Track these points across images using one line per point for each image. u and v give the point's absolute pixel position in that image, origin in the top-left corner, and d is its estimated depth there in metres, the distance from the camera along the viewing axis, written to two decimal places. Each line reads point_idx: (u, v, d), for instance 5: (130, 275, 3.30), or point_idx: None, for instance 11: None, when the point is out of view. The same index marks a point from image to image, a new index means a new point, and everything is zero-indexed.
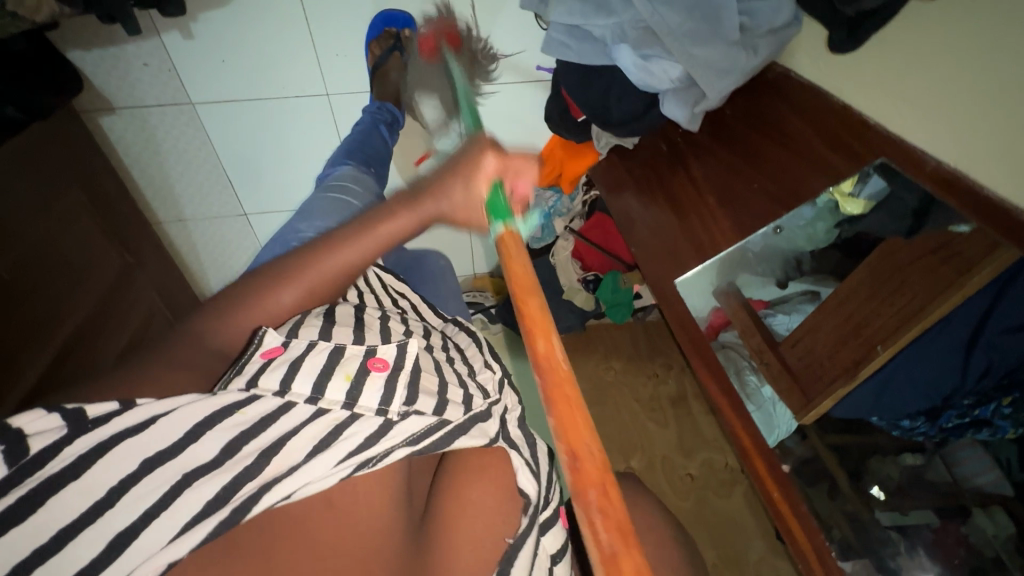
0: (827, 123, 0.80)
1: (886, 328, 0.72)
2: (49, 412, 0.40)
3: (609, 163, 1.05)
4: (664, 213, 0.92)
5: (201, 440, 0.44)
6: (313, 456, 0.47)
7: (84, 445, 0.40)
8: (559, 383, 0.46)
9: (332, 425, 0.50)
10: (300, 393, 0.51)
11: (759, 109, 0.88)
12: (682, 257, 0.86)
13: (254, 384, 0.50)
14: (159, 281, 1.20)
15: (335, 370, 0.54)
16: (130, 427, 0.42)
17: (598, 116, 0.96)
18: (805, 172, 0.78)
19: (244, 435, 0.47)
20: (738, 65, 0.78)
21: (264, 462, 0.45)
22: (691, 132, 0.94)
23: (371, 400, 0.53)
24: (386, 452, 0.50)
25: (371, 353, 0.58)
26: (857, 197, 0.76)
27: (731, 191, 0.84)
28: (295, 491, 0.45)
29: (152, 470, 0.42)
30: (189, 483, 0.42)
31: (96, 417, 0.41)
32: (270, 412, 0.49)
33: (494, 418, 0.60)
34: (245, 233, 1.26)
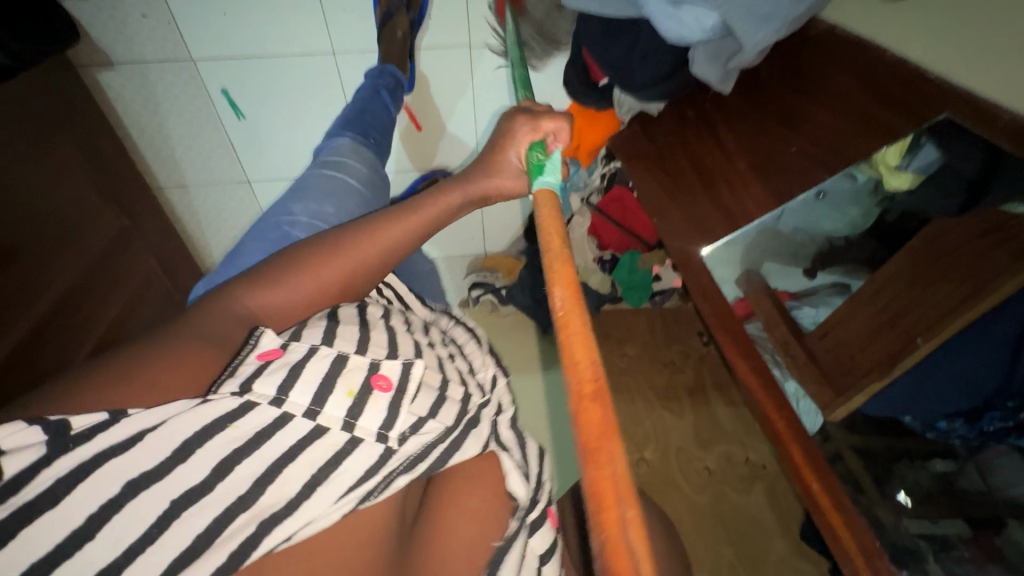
0: (880, 84, 0.72)
1: (928, 318, 0.63)
2: (27, 425, 0.34)
3: (631, 134, 0.98)
4: (689, 181, 0.83)
5: (193, 460, 0.39)
6: (311, 493, 0.43)
7: (64, 468, 0.35)
8: (573, 342, 0.38)
9: (332, 453, 0.45)
10: (299, 402, 0.44)
11: (798, 67, 0.81)
12: (709, 226, 0.78)
13: (247, 389, 0.43)
14: (158, 247, 1.16)
15: (336, 382, 0.47)
16: (116, 444, 0.37)
17: (620, 78, 0.90)
18: (853, 134, 0.70)
19: (235, 453, 0.41)
20: (780, 11, 0.71)
21: (260, 492, 0.42)
22: (721, 96, 0.87)
23: (373, 423, 0.48)
24: (388, 484, 0.49)
25: (374, 367, 0.50)
26: (904, 170, 0.70)
27: (766, 155, 0.76)
28: (297, 532, 0.43)
29: (139, 494, 0.37)
30: (176, 516, 0.38)
31: (81, 432, 0.35)
32: (263, 427, 0.43)
33: (486, 424, 0.58)
34: (249, 202, 1.22)
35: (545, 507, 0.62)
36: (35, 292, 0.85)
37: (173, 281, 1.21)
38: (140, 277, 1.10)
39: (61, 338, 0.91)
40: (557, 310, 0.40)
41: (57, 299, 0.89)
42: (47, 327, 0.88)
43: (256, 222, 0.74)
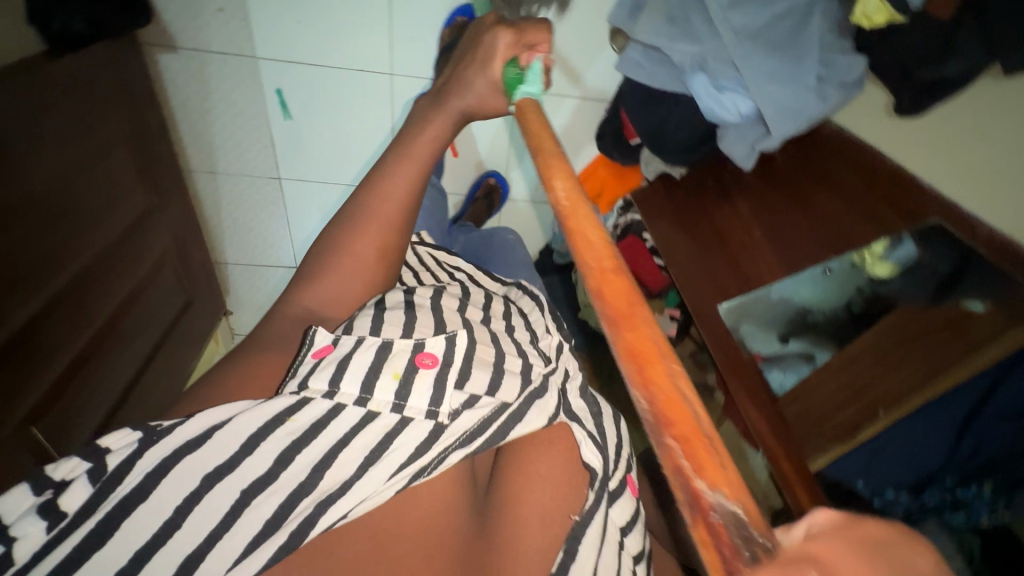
0: (878, 181, 0.84)
1: (888, 394, 0.75)
2: (130, 431, 0.46)
3: (653, 190, 1.08)
4: (708, 240, 0.92)
5: (256, 453, 0.47)
6: (364, 474, 0.49)
7: (150, 462, 0.45)
8: (591, 251, 0.47)
9: (383, 433, 0.52)
10: (350, 393, 0.52)
11: (810, 157, 0.92)
12: (726, 284, 0.85)
13: (304, 386, 0.51)
14: (177, 228, 1.15)
15: (383, 368, 0.54)
16: (189, 440, 0.46)
17: (652, 139, 1.00)
18: (855, 223, 0.81)
19: (296, 442, 0.49)
20: (810, 110, 0.80)
21: (317, 479, 0.48)
22: (739, 171, 0.97)
23: (421, 402, 0.54)
24: (443, 456, 0.52)
25: (421, 346, 0.57)
26: (886, 260, 0.78)
27: (781, 229, 0.86)
28: (351, 511, 0.48)
29: (211, 487, 0.45)
30: (247, 502, 0.46)
31: (163, 427, 0.46)
32: (321, 416, 0.50)
33: (552, 394, 0.61)
34: (275, 197, 1.24)
35: (622, 476, 0.66)
36: (58, 264, 0.83)
37: (183, 264, 1.20)
38: (155, 258, 1.09)
39: (72, 314, 0.88)
40: (570, 223, 0.50)
41: (81, 269, 0.89)
42: (63, 301, 0.85)
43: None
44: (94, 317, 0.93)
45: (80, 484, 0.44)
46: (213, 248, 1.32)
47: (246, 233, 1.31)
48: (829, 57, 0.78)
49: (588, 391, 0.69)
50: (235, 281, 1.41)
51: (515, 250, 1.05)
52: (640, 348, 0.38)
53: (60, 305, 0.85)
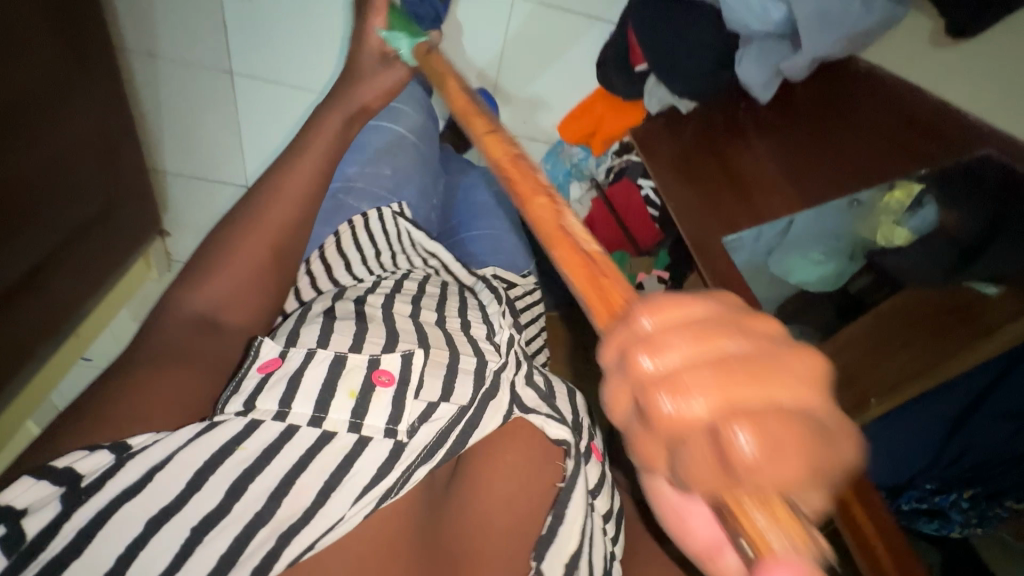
0: (905, 139, 0.76)
1: (883, 382, 0.70)
2: (39, 480, 0.41)
3: (651, 129, 0.95)
4: (716, 177, 0.79)
5: (203, 489, 0.44)
6: (327, 499, 0.46)
7: (84, 516, 0.41)
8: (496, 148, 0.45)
9: (343, 453, 0.48)
10: (304, 412, 0.48)
11: (833, 95, 0.82)
12: (731, 215, 0.74)
13: (252, 407, 0.48)
14: (102, 114, 0.97)
15: (338, 385, 0.50)
16: (124, 488, 0.42)
17: (660, 64, 0.89)
18: (884, 159, 0.75)
19: (247, 472, 0.45)
20: (849, 22, 0.70)
21: (275, 507, 0.45)
22: (752, 108, 0.86)
23: (379, 420, 0.50)
24: (405, 473, 0.49)
25: (376, 363, 0.52)
26: (903, 226, 0.74)
27: (800, 166, 0.76)
28: (319, 540, 0.45)
29: (160, 528, 0.42)
30: (199, 540, 0.42)
31: (91, 483, 0.42)
32: (272, 441, 0.47)
33: (506, 390, 0.56)
34: (227, 96, 1.08)
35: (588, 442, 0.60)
36: None
37: (109, 162, 1.01)
38: (69, 140, 0.91)
39: None
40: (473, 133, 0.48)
41: None
42: None
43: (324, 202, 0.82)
44: None
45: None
46: (149, 149, 1.14)
47: (189, 137, 1.13)
48: None
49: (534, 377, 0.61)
50: (173, 195, 1.22)
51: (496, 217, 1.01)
52: (551, 236, 0.37)
53: None
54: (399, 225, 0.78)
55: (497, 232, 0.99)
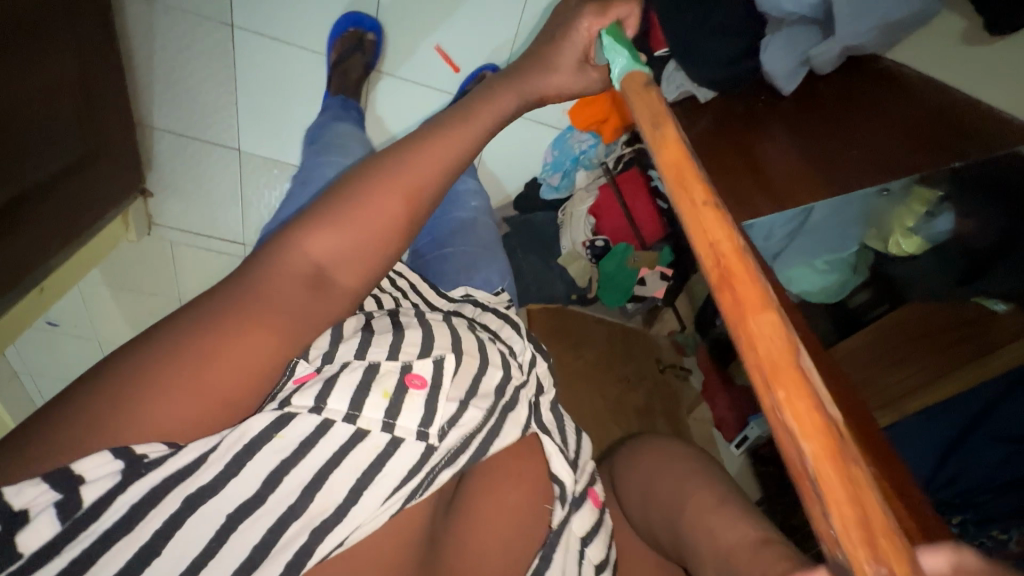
0: (930, 139, 0.73)
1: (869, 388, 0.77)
2: (109, 457, 0.37)
3: (670, 113, 0.90)
4: (736, 160, 0.75)
5: (236, 480, 0.42)
6: (359, 499, 0.46)
7: (135, 494, 0.38)
8: (727, 253, 0.35)
9: (375, 454, 0.47)
10: (338, 409, 0.47)
11: (858, 89, 0.79)
12: (751, 198, 0.71)
13: (287, 402, 0.45)
14: (89, 54, 0.90)
15: (372, 386, 0.49)
16: (177, 470, 0.39)
17: (683, 52, 0.86)
18: (926, 157, 0.72)
19: (284, 464, 0.44)
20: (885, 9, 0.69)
21: (308, 501, 0.44)
22: (775, 97, 0.82)
23: (411, 422, 0.50)
24: (432, 476, 0.51)
25: (408, 366, 0.52)
26: (914, 234, 0.75)
27: (828, 156, 0.73)
28: (348, 537, 0.46)
29: (193, 512, 0.40)
30: (235, 525, 0.42)
31: (150, 459, 0.38)
32: (310, 433, 0.45)
33: (523, 406, 0.60)
34: (226, 51, 1.02)
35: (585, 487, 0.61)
36: None
37: (94, 110, 0.95)
38: (54, 78, 0.84)
39: None
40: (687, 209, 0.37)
41: None
42: None
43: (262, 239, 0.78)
44: None
45: (46, 518, 0.35)
46: (139, 102, 1.07)
47: (182, 92, 1.06)
48: None
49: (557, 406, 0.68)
50: (160, 152, 1.15)
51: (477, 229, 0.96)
52: (797, 419, 0.29)
53: None
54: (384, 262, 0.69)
55: (474, 250, 0.90)
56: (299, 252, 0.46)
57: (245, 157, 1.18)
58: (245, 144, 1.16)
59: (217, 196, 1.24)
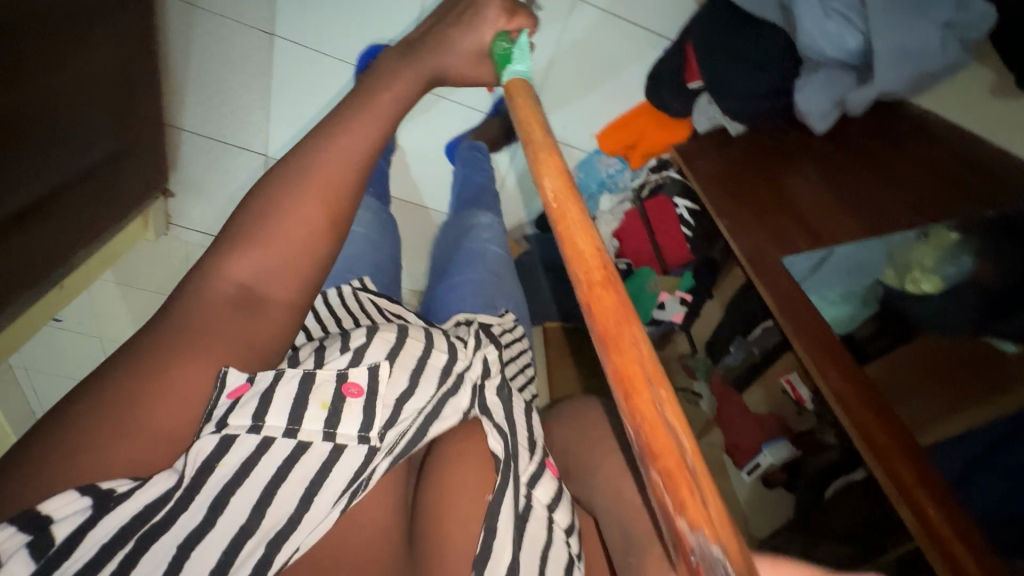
0: (943, 189, 0.77)
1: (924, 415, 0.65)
2: (79, 495, 0.36)
3: (700, 146, 0.96)
4: (768, 195, 0.80)
5: (194, 504, 0.40)
6: (309, 506, 0.43)
7: (107, 530, 0.37)
8: (607, 306, 0.39)
9: (318, 462, 0.44)
10: (277, 425, 0.44)
11: (883, 128, 0.85)
12: (789, 236, 0.74)
13: (224, 424, 0.42)
14: (127, 51, 0.90)
15: (309, 398, 0.46)
16: (142, 506, 0.38)
17: (718, 85, 0.88)
18: (954, 192, 0.77)
19: (227, 487, 0.41)
20: (930, 55, 0.70)
21: (258, 517, 0.41)
22: (805, 133, 0.87)
23: (351, 427, 0.46)
24: (371, 472, 0.46)
25: (344, 375, 0.48)
26: (934, 274, 0.73)
27: (858, 193, 0.78)
28: (303, 542, 0.42)
29: (148, 549, 0.37)
30: (188, 555, 0.38)
31: (122, 493, 0.37)
32: (248, 456, 0.42)
33: (467, 388, 0.55)
34: (262, 57, 1.03)
35: (540, 457, 0.55)
36: None
37: (127, 107, 0.94)
38: (92, 72, 0.84)
39: None
40: (575, 265, 0.42)
41: None
42: None
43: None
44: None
45: (19, 561, 0.34)
46: (169, 102, 1.07)
47: (213, 95, 1.07)
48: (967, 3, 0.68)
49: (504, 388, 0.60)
50: (185, 153, 1.15)
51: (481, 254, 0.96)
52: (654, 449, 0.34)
53: None
54: (359, 298, 0.70)
55: (484, 277, 0.88)
56: (223, 276, 0.45)
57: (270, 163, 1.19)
58: (271, 149, 1.17)
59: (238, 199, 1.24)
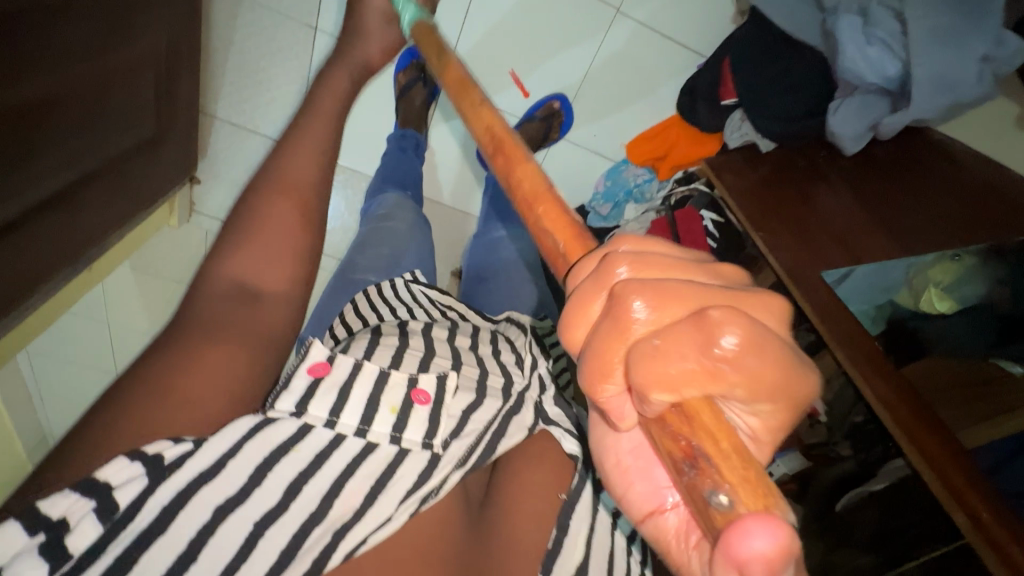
0: (971, 219, 0.81)
1: (960, 417, 0.65)
2: (129, 460, 0.38)
3: (729, 159, 0.95)
4: (803, 210, 0.84)
5: (264, 485, 0.43)
6: (374, 502, 0.45)
7: (167, 495, 0.39)
8: (510, 147, 0.39)
9: (385, 462, 0.48)
10: (350, 424, 0.48)
11: (910, 154, 0.89)
12: (826, 253, 0.78)
13: (304, 411, 0.47)
14: (175, 33, 0.91)
15: (381, 400, 0.50)
16: (200, 471, 0.41)
17: (753, 102, 0.91)
18: (976, 218, 0.81)
19: (301, 473, 0.44)
20: (967, 86, 0.73)
21: (327, 506, 0.44)
22: (835, 155, 0.89)
23: (416, 434, 0.50)
24: (442, 479, 0.49)
25: (413, 382, 0.53)
26: (946, 296, 0.76)
27: (889, 216, 0.82)
28: (368, 537, 0.44)
29: (224, 519, 0.41)
30: (260, 535, 0.41)
31: (171, 461, 0.39)
32: (322, 446, 0.46)
33: (528, 408, 0.60)
34: (302, 48, 1.05)
35: None
36: None
37: (168, 88, 0.95)
38: (142, 52, 0.84)
39: (37, 63, 0.65)
40: (475, 124, 0.43)
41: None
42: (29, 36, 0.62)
43: (329, 283, 0.84)
44: (55, 77, 0.68)
45: (88, 525, 0.37)
46: (205, 88, 1.07)
47: (251, 83, 1.08)
48: (1002, 36, 0.72)
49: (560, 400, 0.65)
50: (214, 140, 1.15)
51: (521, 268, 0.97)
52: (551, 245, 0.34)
53: (26, 41, 0.62)
54: (411, 290, 0.73)
55: (516, 282, 0.94)
56: (224, 263, 0.52)
57: None
58: None
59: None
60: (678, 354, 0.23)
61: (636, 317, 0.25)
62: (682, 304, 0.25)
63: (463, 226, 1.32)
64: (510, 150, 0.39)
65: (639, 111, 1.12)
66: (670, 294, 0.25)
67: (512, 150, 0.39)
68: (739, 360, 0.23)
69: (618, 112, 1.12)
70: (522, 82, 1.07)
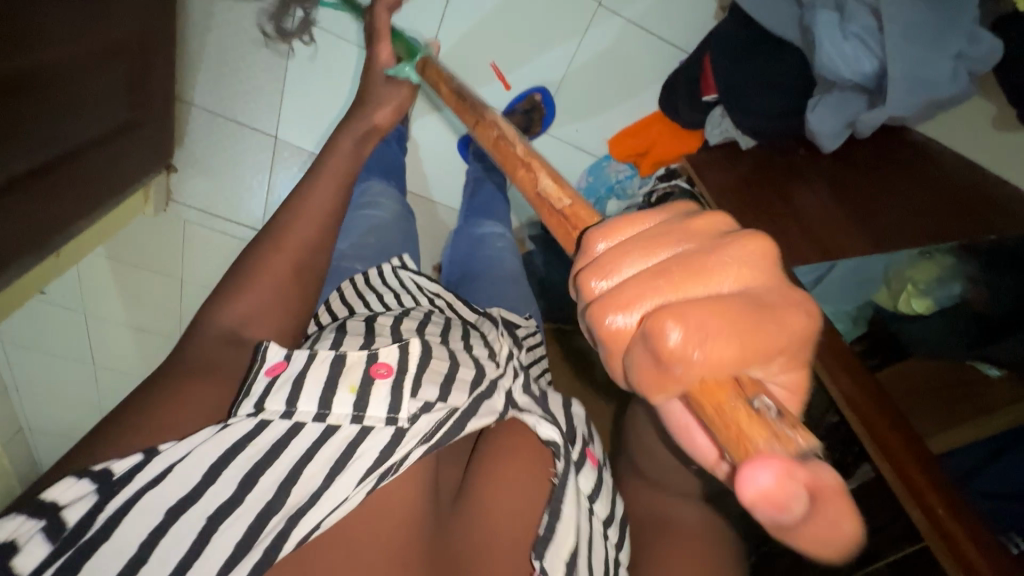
0: (951, 218, 0.81)
1: (931, 421, 0.65)
2: (77, 479, 0.40)
3: (712, 159, 0.97)
4: (779, 207, 0.83)
5: (220, 480, 0.43)
6: (332, 482, 0.44)
7: (111, 508, 0.40)
8: (523, 166, 0.43)
9: (344, 444, 0.46)
10: (308, 410, 0.46)
11: (889, 153, 0.89)
12: (799, 245, 0.77)
13: (261, 408, 0.46)
14: (151, 19, 0.89)
15: (339, 381, 0.48)
16: (149, 479, 0.41)
17: (732, 98, 0.91)
18: (954, 218, 0.81)
19: (256, 466, 0.44)
20: (941, 83, 0.74)
21: (285, 493, 0.44)
22: (815, 151, 0.89)
23: (379, 410, 0.47)
24: (403, 456, 0.46)
25: (373, 356, 0.50)
26: (925, 296, 0.75)
27: (867, 212, 0.81)
28: (322, 521, 0.43)
29: (176, 520, 0.41)
30: (215, 529, 0.41)
31: (120, 476, 0.41)
32: (279, 437, 0.45)
33: (501, 393, 0.54)
34: (282, 37, 1.04)
35: (585, 447, 0.58)
36: None
37: (144, 75, 0.93)
38: (118, 37, 0.83)
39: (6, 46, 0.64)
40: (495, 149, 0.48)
41: None
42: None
43: None
44: (25, 61, 0.67)
45: (35, 544, 0.38)
46: (182, 76, 1.06)
47: (230, 71, 1.06)
48: (976, 34, 0.72)
49: (530, 384, 0.59)
50: (191, 129, 1.13)
51: (503, 262, 0.97)
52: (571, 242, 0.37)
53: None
54: (400, 277, 0.73)
55: (496, 277, 0.93)
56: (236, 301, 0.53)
57: (280, 145, 1.17)
58: (283, 131, 1.15)
59: (245, 180, 1.22)
60: (642, 351, 0.25)
61: (601, 290, 0.28)
62: (654, 276, 0.27)
63: (446, 219, 1.32)
64: (526, 161, 0.43)
65: (622, 108, 1.11)
66: (638, 265, 0.28)
67: (530, 162, 0.43)
68: (697, 346, 0.24)
69: (601, 107, 1.11)
70: (504, 77, 1.05)
